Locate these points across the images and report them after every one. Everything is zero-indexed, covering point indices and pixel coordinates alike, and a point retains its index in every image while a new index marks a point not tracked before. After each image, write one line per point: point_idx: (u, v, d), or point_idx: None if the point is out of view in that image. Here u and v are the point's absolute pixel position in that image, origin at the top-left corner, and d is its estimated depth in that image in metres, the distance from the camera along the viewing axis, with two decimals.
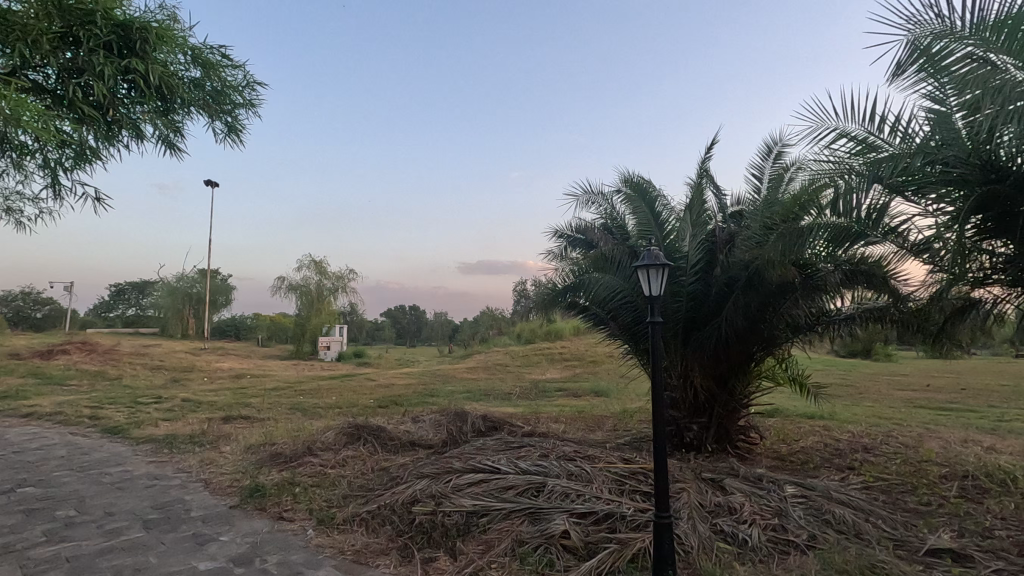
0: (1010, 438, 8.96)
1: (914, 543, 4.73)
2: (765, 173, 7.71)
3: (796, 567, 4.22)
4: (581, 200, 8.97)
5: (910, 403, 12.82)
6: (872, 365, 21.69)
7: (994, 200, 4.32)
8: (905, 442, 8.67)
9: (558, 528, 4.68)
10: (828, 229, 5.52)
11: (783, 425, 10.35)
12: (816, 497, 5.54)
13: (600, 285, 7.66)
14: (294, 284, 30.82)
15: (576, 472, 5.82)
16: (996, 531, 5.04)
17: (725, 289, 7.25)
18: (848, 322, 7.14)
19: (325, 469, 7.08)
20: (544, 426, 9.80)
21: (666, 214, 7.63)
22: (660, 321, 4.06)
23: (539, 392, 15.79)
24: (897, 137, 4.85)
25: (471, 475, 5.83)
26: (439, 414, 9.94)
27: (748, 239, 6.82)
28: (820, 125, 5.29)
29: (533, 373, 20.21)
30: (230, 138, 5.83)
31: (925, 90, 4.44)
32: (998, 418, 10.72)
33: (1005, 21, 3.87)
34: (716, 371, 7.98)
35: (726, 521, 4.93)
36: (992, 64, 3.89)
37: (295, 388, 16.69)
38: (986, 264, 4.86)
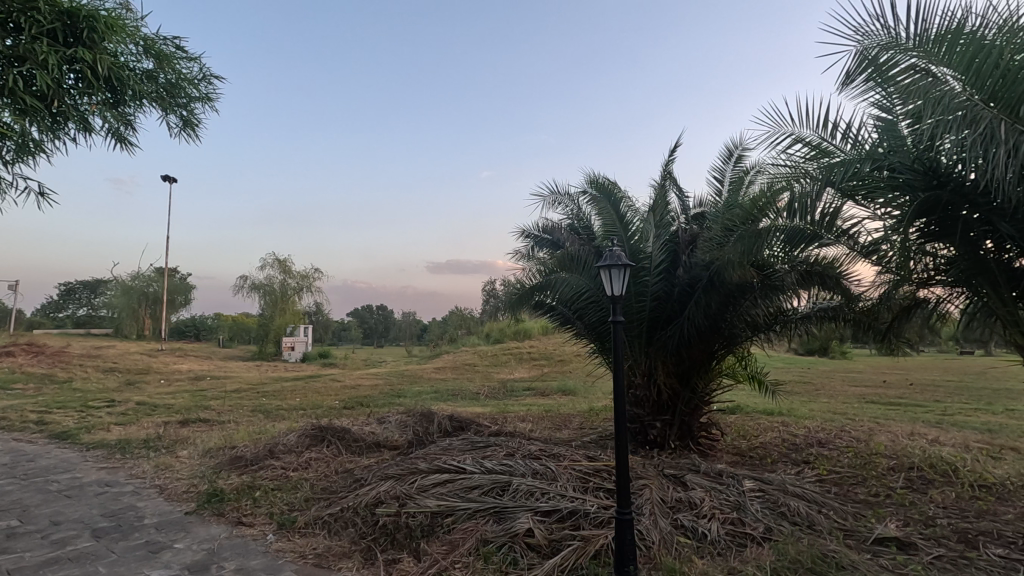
0: (953, 431, 9.44)
1: (863, 533, 4.94)
2: (726, 176, 7.92)
3: (752, 560, 4.35)
4: (548, 200, 9.04)
5: (862, 399, 13.38)
6: (828, 362, 22.52)
7: (935, 204, 4.54)
8: (857, 436, 9.02)
9: (522, 526, 4.71)
10: (784, 231, 5.71)
11: (743, 421, 10.65)
12: (772, 490, 5.71)
13: (567, 284, 7.75)
14: (257, 284, 30.06)
15: (541, 471, 5.86)
16: (938, 519, 5.30)
17: (687, 289, 7.42)
18: (805, 321, 7.40)
19: (286, 473, 6.93)
20: (511, 426, 9.82)
21: (632, 215, 7.75)
22: (622, 320, 4.12)
23: (506, 392, 15.81)
24: (848, 143, 5.04)
25: (436, 475, 5.80)
26: (406, 414, 9.86)
27: (709, 240, 7.00)
28: (776, 130, 5.46)
29: (502, 373, 20.22)
30: (186, 132, 5.64)
31: (873, 98, 4.64)
32: (943, 412, 11.28)
33: (945, 34, 4.07)
34: (679, 369, 8.16)
35: (687, 516, 5.04)
36: (934, 76, 4.09)
37: (257, 390, 16.28)
38: (929, 265, 5.11)
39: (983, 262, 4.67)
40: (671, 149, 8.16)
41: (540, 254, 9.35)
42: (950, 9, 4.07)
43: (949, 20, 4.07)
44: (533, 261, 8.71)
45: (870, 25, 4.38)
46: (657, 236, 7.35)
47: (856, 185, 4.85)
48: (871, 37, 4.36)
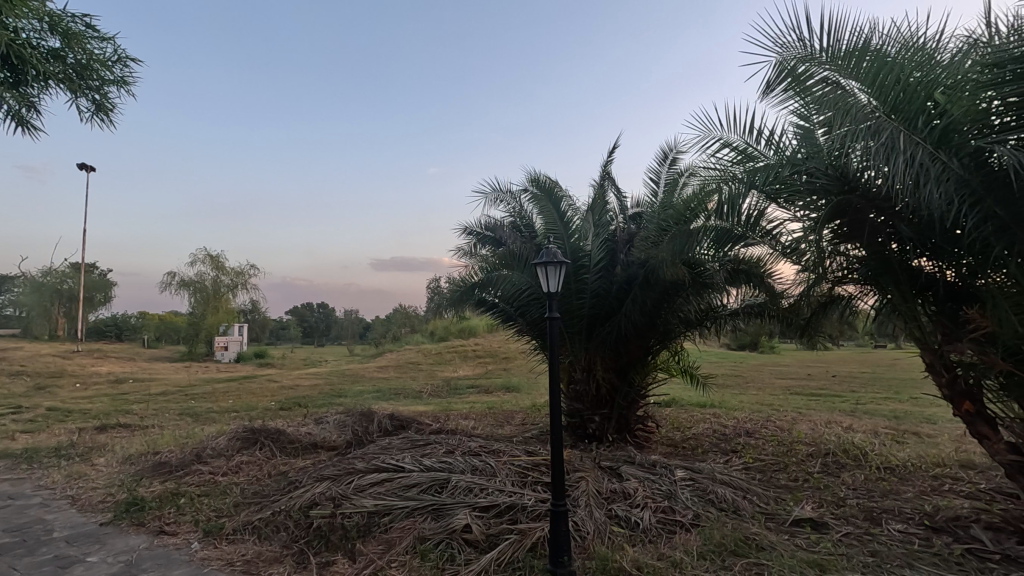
0: (865, 418, 10.21)
1: (782, 515, 5.27)
2: (662, 177, 8.21)
3: (680, 545, 4.55)
4: (490, 198, 9.07)
5: (787, 391, 14.20)
6: (757, 356, 23.76)
7: (846, 208, 4.84)
8: (781, 425, 9.58)
9: (460, 522, 4.72)
10: (713, 231, 5.99)
11: (678, 414, 11.08)
12: (702, 478, 5.98)
13: (508, 281, 7.83)
14: (186, 281, 28.48)
15: (480, 467, 5.88)
16: (848, 500, 5.72)
17: (624, 286, 7.64)
18: (733, 317, 7.79)
19: (215, 477, 6.63)
20: (453, 423, 9.80)
21: (572, 213, 7.89)
22: (558, 317, 4.19)
23: (450, 390, 15.74)
24: (771, 149, 5.31)
25: (374, 474, 5.71)
26: (345, 414, 9.64)
27: (645, 239, 7.25)
28: (706, 134, 5.69)
29: (446, 371, 20.08)
30: (99, 117, 5.27)
31: (790, 109, 4.92)
32: (857, 402, 12.16)
33: (854, 51, 4.40)
34: (617, 364, 8.40)
35: (621, 507, 5.20)
36: (844, 89, 4.39)
37: (185, 392, 15.43)
38: (841, 265, 5.43)
39: (888, 261, 4.98)
40: (609, 150, 8.39)
41: (483, 251, 9.47)
42: (856, 29, 4.40)
43: (856, 38, 4.41)
44: (476, 259, 8.75)
45: (788, 38, 4.63)
46: (597, 235, 7.55)
47: (777, 188, 5.15)
48: (789, 50, 4.61)
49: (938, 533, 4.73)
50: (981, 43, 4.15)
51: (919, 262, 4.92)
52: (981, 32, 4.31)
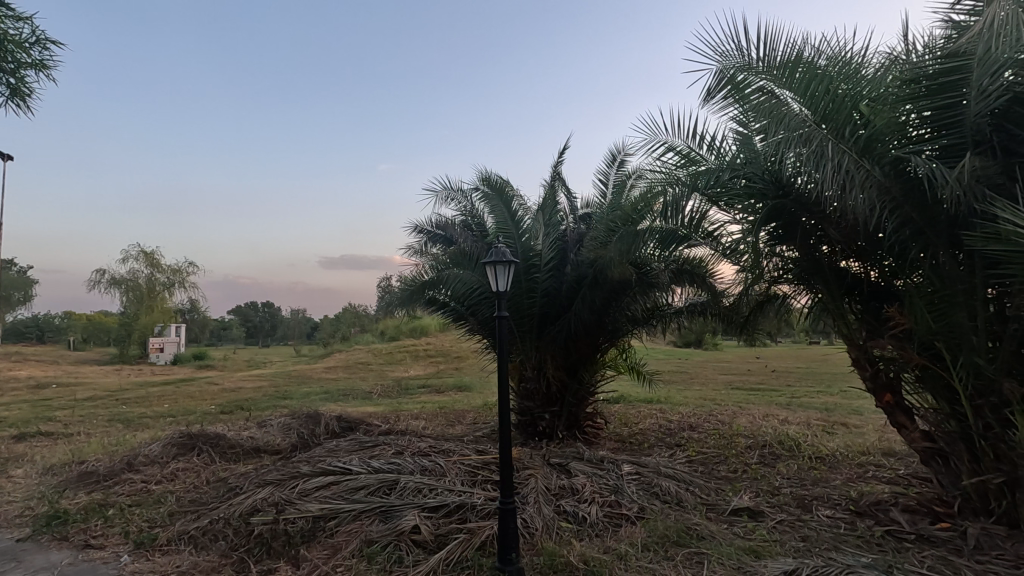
0: (799, 411, 10.78)
1: (722, 505, 5.50)
2: (610, 179, 8.39)
3: (626, 538, 4.67)
4: (441, 196, 9.01)
5: (729, 386, 14.80)
6: (701, 353, 24.65)
7: (781, 211, 5.07)
8: (722, 419, 9.98)
9: (408, 523, 4.67)
10: (658, 232, 6.16)
11: (626, 410, 11.35)
12: (647, 472, 6.16)
13: (459, 280, 7.81)
14: (118, 279, 26.84)
15: (430, 467, 5.84)
16: (783, 489, 6.03)
17: (574, 285, 7.76)
18: (678, 315, 8.05)
19: (148, 486, 6.28)
20: (404, 424, 9.67)
21: (522, 213, 7.93)
22: (506, 315, 4.21)
23: (400, 390, 15.52)
24: (712, 154, 5.51)
25: (319, 478, 5.57)
26: (290, 417, 9.34)
27: (593, 239, 7.38)
28: (652, 138, 5.85)
29: (397, 371, 19.80)
30: (14, 102, 4.92)
31: (729, 116, 5.12)
32: (792, 396, 12.82)
33: (788, 62, 4.62)
34: (567, 362, 8.51)
35: (569, 502, 5.28)
36: (779, 98, 4.60)
37: (115, 397, 14.55)
38: (776, 265, 5.68)
39: (819, 262, 5.26)
40: (559, 151, 8.49)
41: (434, 250, 9.40)
42: (789, 41, 4.63)
43: (789, 50, 4.63)
44: (427, 258, 8.68)
45: (727, 47, 4.80)
46: (547, 234, 7.63)
47: (718, 192, 5.35)
48: (728, 58, 4.79)
49: (862, 517, 5.05)
50: (901, 60, 4.45)
51: (846, 263, 5.19)
52: (900, 49, 4.63)
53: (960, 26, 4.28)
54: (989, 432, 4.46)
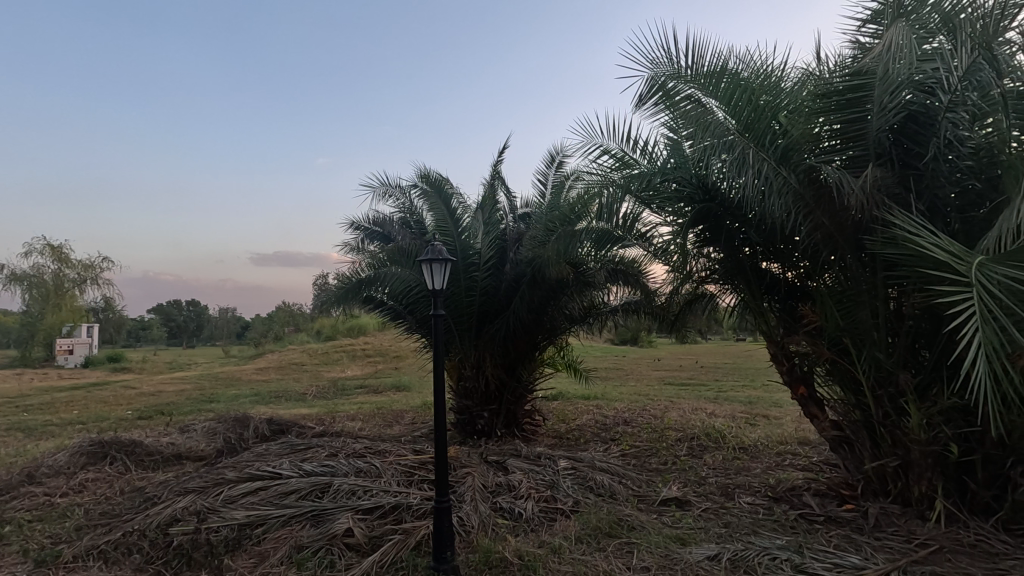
0: (725, 404, 11.36)
1: (652, 496, 5.72)
2: (549, 179, 8.52)
3: (560, 532, 4.77)
4: (378, 192, 8.85)
5: (661, 381, 15.39)
6: (637, 351, 25.45)
7: (707, 215, 5.31)
8: (655, 414, 10.37)
9: (340, 527, 4.56)
10: (594, 233, 6.32)
11: (564, 406, 11.56)
12: (583, 467, 6.31)
13: (397, 278, 7.69)
14: (19, 275, 24.57)
15: (365, 469, 5.73)
16: (708, 478, 6.35)
17: (513, 284, 7.82)
18: (613, 313, 8.28)
19: (51, 500, 5.80)
20: (339, 425, 9.42)
21: (461, 211, 7.88)
22: (442, 314, 4.20)
23: (336, 391, 15.08)
24: (645, 158, 5.70)
25: (246, 483, 5.34)
26: (216, 421, 8.89)
27: (532, 239, 7.47)
28: (588, 141, 5.98)
29: (333, 371, 19.22)
30: None
31: (660, 122, 5.31)
32: (719, 390, 13.49)
33: (714, 72, 4.86)
34: (506, 360, 8.57)
35: (505, 499, 5.33)
36: (706, 106, 4.83)
37: (15, 403, 13.31)
38: (703, 266, 5.94)
39: (740, 264, 5.53)
40: (499, 151, 8.55)
41: (371, 247, 9.21)
42: (715, 52, 4.87)
43: (715, 61, 4.88)
44: (365, 255, 8.50)
45: (657, 56, 4.98)
46: (485, 233, 7.66)
47: (649, 194, 5.56)
48: (660, 66, 4.96)
49: (778, 503, 5.39)
50: (815, 75, 4.79)
51: (766, 263, 5.48)
52: (814, 66, 5.00)
53: (864, 48, 4.68)
54: (887, 420, 4.87)
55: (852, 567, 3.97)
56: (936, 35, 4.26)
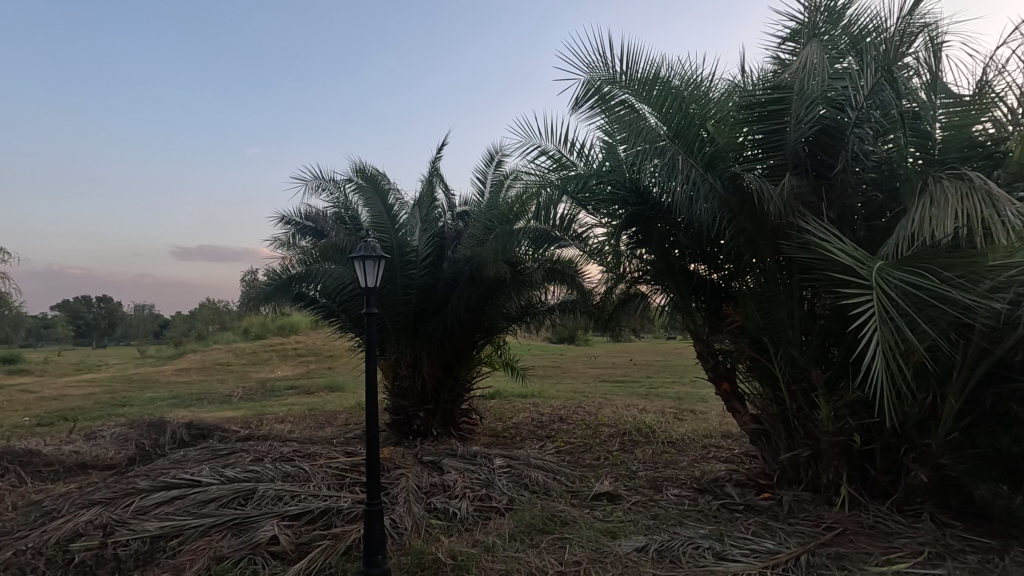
0: (656, 400, 11.79)
1: (585, 491, 5.85)
2: (488, 178, 8.51)
3: (494, 530, 4.78)
4: (310, 186, 8.52)
5: (596, 379, 15.76)
6: (573, 349, 25.95)
7: (639, 218, 5.45)
8: (589, 410, 10.60)
9: (265, 534, 4.36)
10: (532, 233, 6.39)
11: (501, 405, 11.61)
12: (518, 465, 6.35)
13: (330, 275, 7.45)
14: None
15: (293, 473, 5.51)
16: (639, 472, 6.56)
17: (450, 283, 7.76)
18: (550, 312, 8.40)
19: None
20: (267, 428, 9.01)
21: (398, 207, 7.74)
22: (376, 312, 4.10)
23: (264, 392, 14.40)
24: (581, 159, 5.82)
25: (161, 493, 5.00)
26: (128, 426, 8.27)
27: (469, 237, 7.43)
28: (526, 141, 6.03)
29: (262, 372, 18.38)
30: None
31: (596, 125, 5.41)
32: (651, 386, 13.98)
33: (647, 79, 5.00)
34: (443, 359, 8.50)
35: (440, 499, 5.28)
36: (639, 112, 5.00)
37: None
38: (636, 266, 6.11)
39: (671, 266, 5.72)
40: (437, 147, 8.45)
41: (303, 242, 8.87)
42: (648, 60, 5.03)
43: (648, 68, 5.03)
44: (296, 251, 8.17)
45: (594, 60, 5.07)
46: (423, 229, 7.54)
47: (585, 196, 5.68)
48: (596, 71, 5.04)
49: (703, 494, 5.65)
50: (740, 87, 5.05)
51: (693, 265, 5.70)
52: (739, 78, 5.27)
53: (783, 64, 4.98)
54: (801, 413, 5.21)
55: (767, 552, 4.22)
56: (845, 56, 4.61)
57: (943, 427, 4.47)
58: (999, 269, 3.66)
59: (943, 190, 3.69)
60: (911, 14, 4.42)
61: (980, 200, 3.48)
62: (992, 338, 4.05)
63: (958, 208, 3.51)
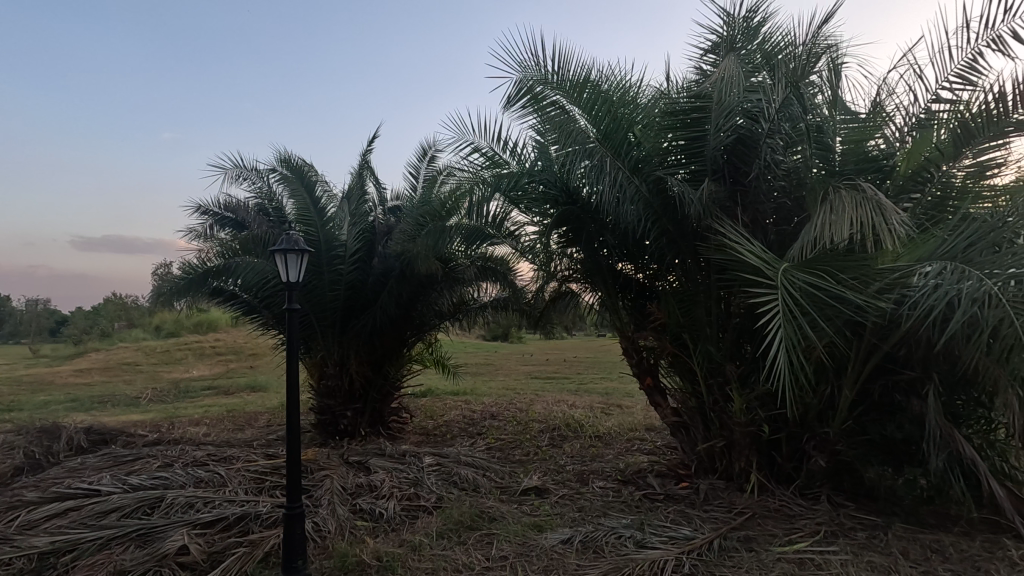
0: (585, 396, 12.10)
1: (514, 486, 5.90)
2: (420, 173, 8.41)
3: (422, 529, 4.73)
4: (230, 174, 8.06)
5: (528, 376, 15.96)
6: (506, 347, 26.11)
7: (569, 218, 5.54)
8: (520, 407, 10.72)
9: (173, 544, 4.08)
10: (464, 230, 6.35)
11: (432, 403, 11.50)
12: (448, 462, 6.32)
13: (252, 269, 7.08)
14: None
15: (206, 478, 5.19)
16: (566, 466, 6.71)
17: (380, 279, 7.59)
18: (482, 309, 8.41)
19: None
20: (179, 432, 8.45)
21: (326, 200, 7.48)
22: (298, 308, 3.94)
23: (176, 393, 13.46)
24: (514, 158, 5.86)
25: (53, 505, 4.57)
26: (15, 432, 7.48)
27: (401, 233, 7.29)
28: (460, 137, 6.00)
29: (174, 372, 17.18)
30: None
31: (528, 125, 5.49)
32: (580, 382, 14.35)
33: (578, 82, 5.13)
34: (372, 357, 8.30)
35: (366, 500, 5.16)
36: (570, 114, 5.12)
37: None
38: (566, 265, 6.23)
39: (599, 265, 5.86)
40: (368, 139, 8.23)
41: (221, 234, 8.38)
42: (579, 63, 5.14)
43: (579, 71, 5.15)
44: (213, 243, 7.71)
45: (526, 60, 5.13)
46: (352, 223, 7.32)
47: (517, 194, 5.71)
48: (528, 70, 5.12)
49: (627, 485, 5.85)
50: (665, 94, 5.25)
51: (620, 265, 5.87)
52: (665, 85, 5.49)
53: (705, 74, 5.24)
54: (716, 405, 5.51)
55: (684, 538, 4.43)
56: (760, 70, 4.87)
57: (839, 416, 4.88)
58: (887, 271, 4.04)
59: (841, 199, 4.01)
60: (817, 36, 4.83)
61: (871, 209, 3.85)
62: (881, 335, 4.45)
63: (853, 216, 3.84)
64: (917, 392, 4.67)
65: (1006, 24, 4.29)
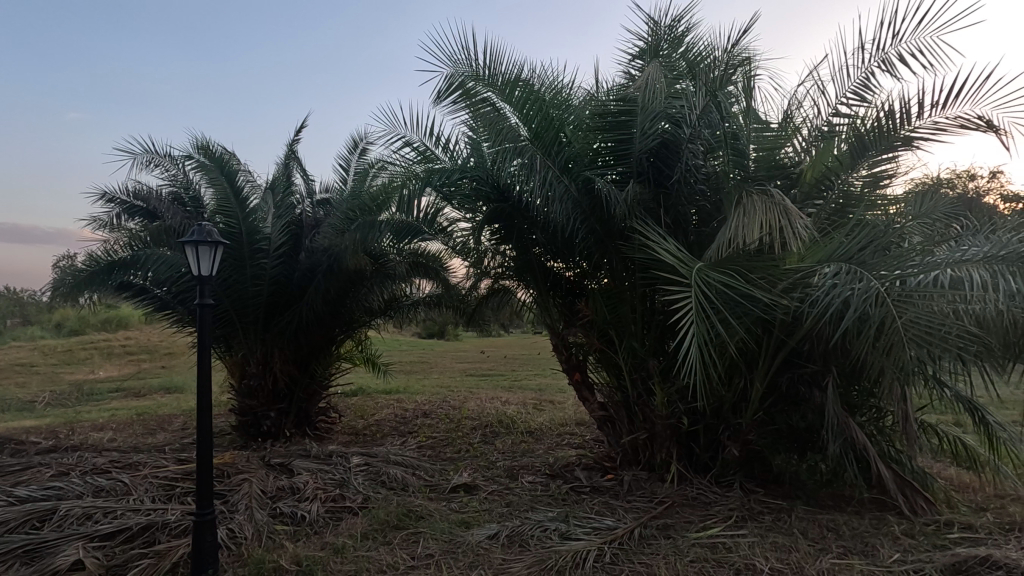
0: (519, 392, 12.20)
1: (443, 484, 5.86)
2: (351, 165, 8.18)
3: (346, 531, 4.60)
4: (140, 160, 7.49)
5: (463, 373, 15.90)
6: (442, 345, 25.88)
7: (501, 215, 5.56)
8: (453, 404, 10.66)
9: (66, 560, 3.75)
10: (395, 225, 6.21)
11: (363, 402, 11.22)
12: (376, 462, 6.18)
13: (164, 261, 6.62)
14: None
15: (107, 487, 4.81)
16: (497, 463, 6.74)
17: (307, 274, 7.31)
18: (414, 306, 8.29)
19: None
20: (80, 438, 7.78)
21: (248, 189, 7.11)
22: (210, 303, 3.72)
23: (80, 396, 12.39)
24: (446, 153, 5.83)
25: None
26: None
27: (329, 227, 7.05)
28: (390, 130, 5.89)
29: (77, 373, 15.79)
30: None
31: (459, 121, 5.48)
32: (515, 379, 14.47)
33: (509, 80, 5.17)
34: (297, 355, 7.99)
35: (287, 503, 4.97)
36: (501, 111, 5.17)
37: None
38: (498, 261, 6.26)
39: (530, 263, 5.92)
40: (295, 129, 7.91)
41: (131, 224, 7.81)
42: (511, 61, 5.20)
43: (511, 69, 5.19)
44: (120, 233, 7.14)
45: (458, 55, 5.15)
46: (277, 215, 7.01)
47: (449, 190, 5.69)
48: (460, 67, 5.17)
49: (555, 479, 5.95)
50: (594, 96, 5.38)
51: (550, 263, 5.95)
52: (595, 88, 5.63)
53: (632, 79, 5.42)
54: (640, 399, 5.72)
55: (607, 528, 4.57)
56: (682, 78, 5.09)
57: (751, 408, 5.18)
58: (792, 272, 4.34)
59: (753, 203, 4.25)
60: (735, 48, 5.11)
61: (778, 213, 4.12)
62: (788, 330, 4.78)
63: (763, 219, 4.10)
64: (819, 384, 5.05)
65: (894, 47, 4.70)
